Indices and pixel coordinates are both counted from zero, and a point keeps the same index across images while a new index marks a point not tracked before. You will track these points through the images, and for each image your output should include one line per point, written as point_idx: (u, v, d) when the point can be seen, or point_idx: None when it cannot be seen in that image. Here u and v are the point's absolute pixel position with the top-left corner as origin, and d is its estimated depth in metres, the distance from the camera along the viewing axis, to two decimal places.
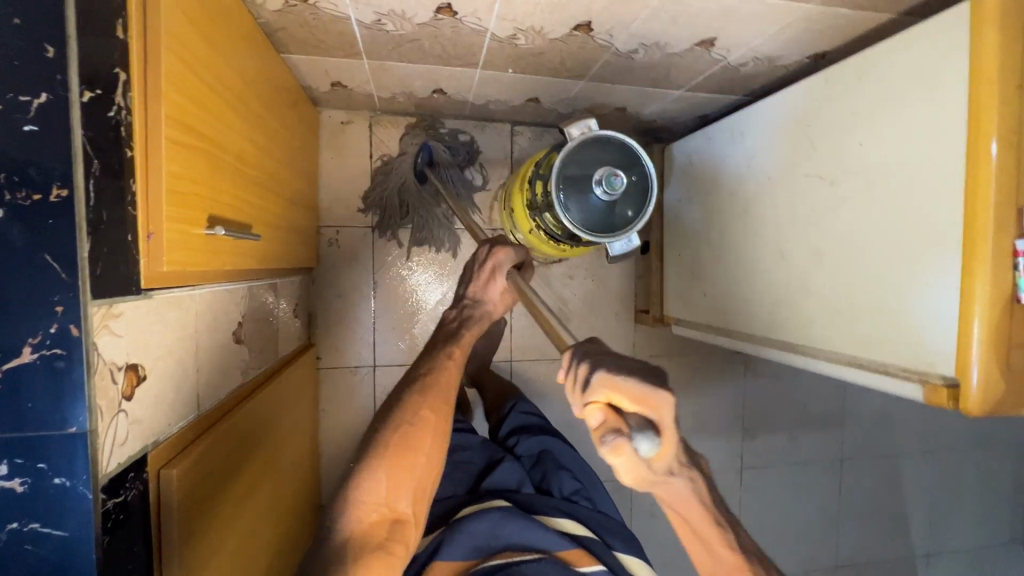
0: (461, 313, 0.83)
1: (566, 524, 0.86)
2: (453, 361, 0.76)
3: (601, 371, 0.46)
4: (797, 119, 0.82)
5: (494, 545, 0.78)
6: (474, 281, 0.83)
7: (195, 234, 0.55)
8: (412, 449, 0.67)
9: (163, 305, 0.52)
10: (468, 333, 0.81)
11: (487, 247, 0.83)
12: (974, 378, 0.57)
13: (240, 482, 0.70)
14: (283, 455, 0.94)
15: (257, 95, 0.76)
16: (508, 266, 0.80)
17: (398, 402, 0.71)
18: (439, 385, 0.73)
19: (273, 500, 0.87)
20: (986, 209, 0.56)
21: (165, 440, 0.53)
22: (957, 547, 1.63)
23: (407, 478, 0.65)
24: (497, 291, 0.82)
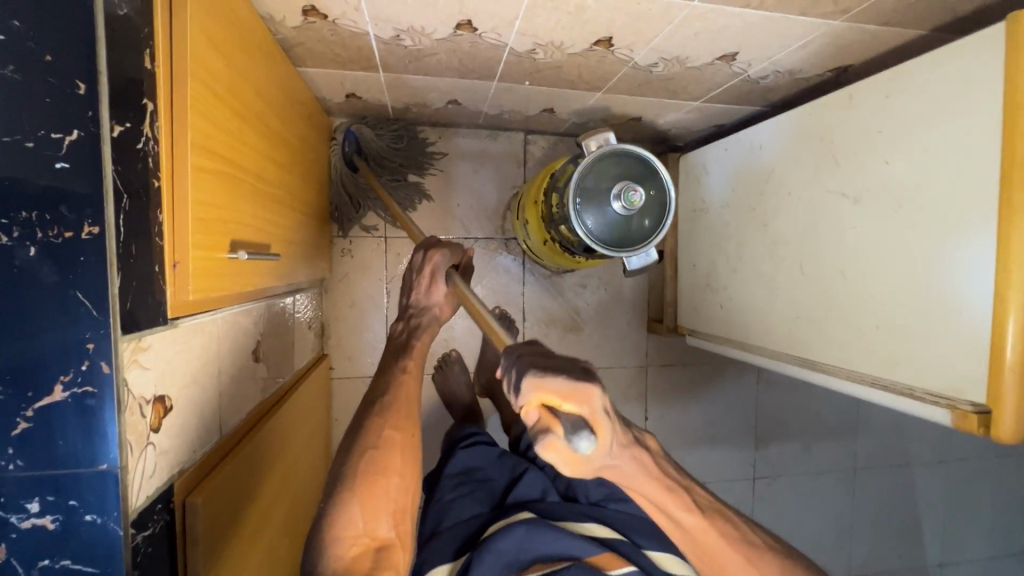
0: (409, 324, 0.79)
1: (594, 528, 0.86)
2: (408, 373, 0.73)
3: (531, 372, 0.42)
4: (820, 135, 0.81)
5: (524, 558, 0.77)
6: (417, 290, 0.80)
7: (218, 259, 0.55)
8: (381, 473, 0.63)
9: (188, 332, 0.52)
10: (421, 342, 0.78)
11: (421, 252, 0.82)
12: (1007, 406, 0.56)
13: (259, 506, 0.70)
14: (298, 473, 0.93)
15: (275, 114, 0.75)
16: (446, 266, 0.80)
17: (358, 429, 0.66)
18: (398, 402, 0.69)
19: (291, 519, 0.87)
20: (1021, 235, 0.55)
21: (189, 467, 0.52)
22: (971, 557, 1.62)
23: (380, 501, 0.62)
24: (442, 294, 0.80)
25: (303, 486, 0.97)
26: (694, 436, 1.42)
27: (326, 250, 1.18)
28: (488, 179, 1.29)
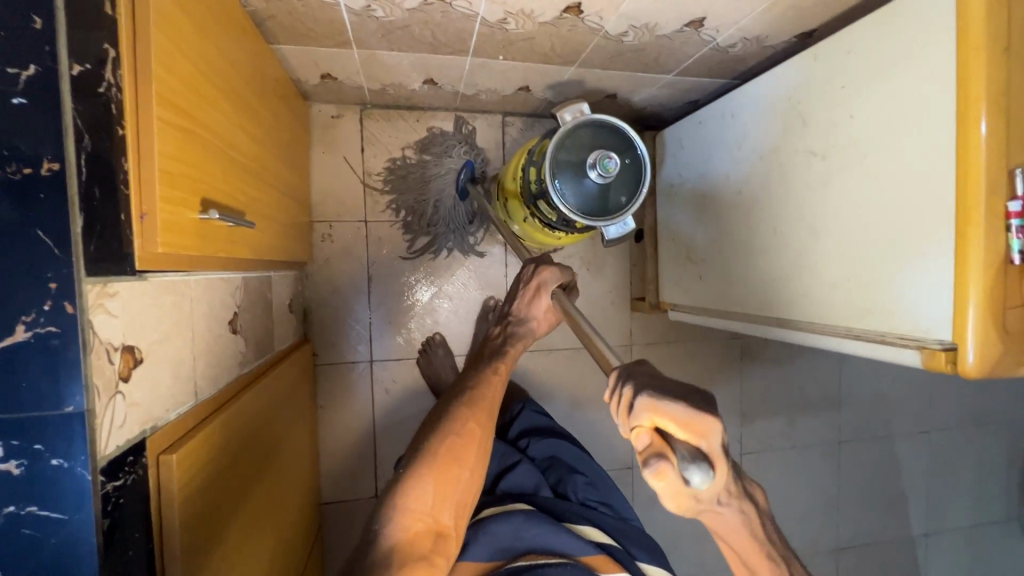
0: (506, 330, 0.93)
1: (588, 529, 0.93)
2: (496, 375, 0.86)
3: (646, 395, 0.50)
4: (787, 98, 0.82)
5: (517, 546, 0.85)
6: (520, 300, 0.93)
7: (188, 217, 0.54)
8: (459, 461, 0.73)
9: (160, 289, 0.52)
10: (513, 348, 0.92)
11: (532, 266, 0.93)
12: (971, 343, 0.57)
13: (236, 482, 0.67)
14: (280, 457, 0.91)
15: (245, 84, 0.75)
16: (554, 282, 0.90)
17: (448, 410, 0.78)
18: (484, 399, 0.82)
19: (271, 504, 0.84)
20: (977, 172, 0.56)
21: (163, 426, 0.52)
22: (954, 526, 1.65)
23: (451, 488, 0.71)
24: (541, 308, 0.91)
25: (284, 470, 0.95)
26: None
27: (306, 234, 1.17)
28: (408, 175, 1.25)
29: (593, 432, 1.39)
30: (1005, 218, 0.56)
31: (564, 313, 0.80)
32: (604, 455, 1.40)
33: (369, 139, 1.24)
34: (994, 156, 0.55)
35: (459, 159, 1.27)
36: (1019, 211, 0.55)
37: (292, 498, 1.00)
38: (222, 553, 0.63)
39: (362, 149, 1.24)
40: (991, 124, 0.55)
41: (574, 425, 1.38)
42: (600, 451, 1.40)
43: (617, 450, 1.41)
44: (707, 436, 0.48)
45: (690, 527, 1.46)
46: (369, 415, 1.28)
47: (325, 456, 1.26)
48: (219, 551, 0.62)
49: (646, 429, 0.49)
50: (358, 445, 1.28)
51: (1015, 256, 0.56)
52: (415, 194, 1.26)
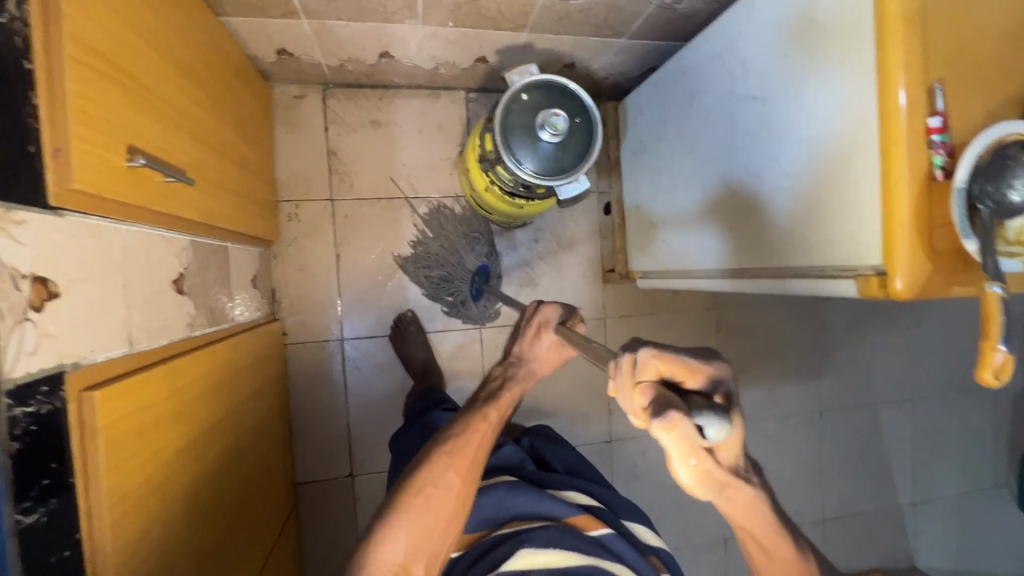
0: (506, 372, 0.80)
1: (574, 494, 0.93)
2: (487, 423, 0.76)
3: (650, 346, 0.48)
4: (729, 46, 0.83)
5: (502, 515, 0.84)
6: (520, 339, 0.80)
7: (112, 161, 0.55)
8: (435, 513, 0.70)
9: (80, 230, 0.52)
10: (509, 394, 0.79)
11: (535, 303, 0.81)
12: (900, 265, 0.57)
13: (176, 439, 0.66)
14: (241, 435, 0.90)
15: (187, 47, 0.75)
16: (557, 321, 0.77)
17: (426, 459, 0.72)
18: (468, 448, 0.74)
19: (223, 505, 0.79)
20: (897, 90, 0.56)
21: (88, 365, 0.52)
22: (943, 494, 1.64)
23: (426, 540, 0.69)
24: (543, 350, 0.79)
25: (252, 444, 0.95)
26: None
27: (271, 213, 1.18)
28: (375, 149, 1.27)
29: (570, 407, 1.39)
30: (927, 135, 0.56)
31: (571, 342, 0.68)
32: (582, 429, 1.40)
33: (332, 118, 1.25)
34: (913, 73, 0.55)
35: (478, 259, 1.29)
36: (939, 127, 0.55)
37: (259, 482, 0.97)
38: (169, 506, 0.63)
39: (326, 128, 1.25)
40: (909, 41, 0.55)
41: (551, 399, 1.37)
42: (578, 424, 1.39)
43: (594, 424, 1.40)
44: None
45: (672, 499, 1.45)
46: (341, 394, 1.28)
47: (299, 435, 1.26)
48: (156, 503, 0.60)
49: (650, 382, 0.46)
50: (333, 424, 1.28)
51: (938, 173, 0.56)
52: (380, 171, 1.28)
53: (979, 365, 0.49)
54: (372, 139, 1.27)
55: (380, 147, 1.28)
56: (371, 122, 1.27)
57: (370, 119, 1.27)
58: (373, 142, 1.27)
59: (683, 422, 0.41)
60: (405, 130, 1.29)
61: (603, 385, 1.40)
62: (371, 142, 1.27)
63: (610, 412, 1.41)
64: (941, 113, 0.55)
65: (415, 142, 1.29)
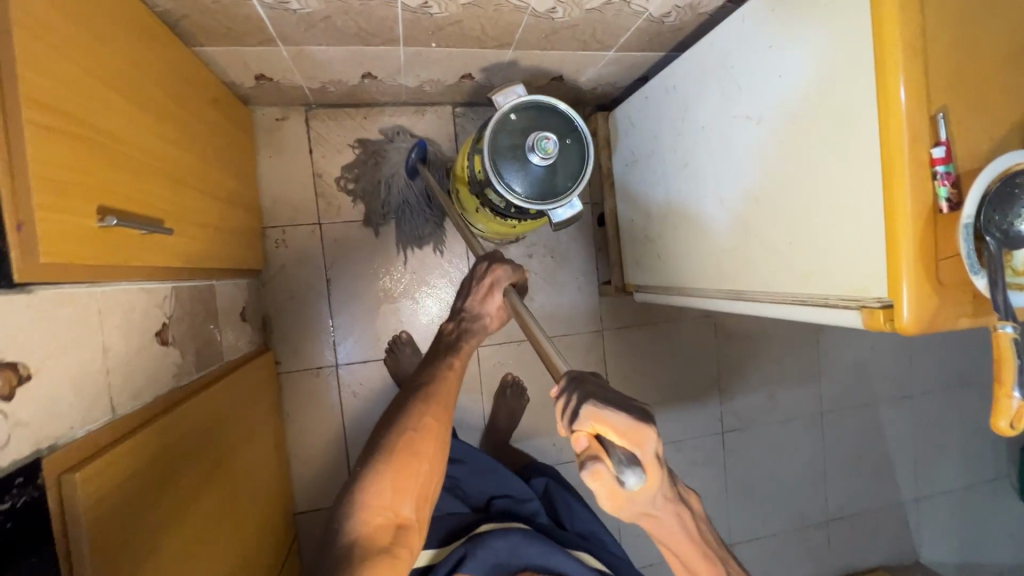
0: (461, 326, 0.84)
1: (584, 554, 0.98)
2: (453, 371, 0.78)
3: (588, 402, 0.50)
4: (721, 63, 0.81)
5: (515, 564, 0.89)
6: (473, 296, 0.84)
7: (84, 226, 0.52)
8: (418, 455, 0.69)
9: (50, 304, 0.49)
10: (467, 345, 0.83)
11: (486, 263, 0.86)
12: (906, 300, 0.55)
13: (166, 495, 0.64)
14: (234, 481, 0.87)
15: (158, 86, 0.72)
16: (506, 281, 0.83)
17: (401, 409, 0.72)
18: (441, 395, 0.75)
19: (210, 482, 0.77)
20: (898, 121, 0.54)
21: (66, 444, 0.50)
22: (945, 488, 1.64)
23: (410, 484, 0.68)
24: (495, 305, 0.84)
25: (246, 482, 0.93)
26: (658, 397, 1.42)
27: (257, 241, 1.15)
28: (362, 168, 1.24)
29: None
30: (931, 166, 0.54)
31: (517, 314, 0.75)
32: None
33: (316, 139, 1.22)
34: (915, 102, 0.53)
35: (409, 142, 1.24)
36: (943, 158, 0.54)
37: (252, 523, 0.94)
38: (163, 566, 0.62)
39: (310, 150, 1.22)
40: (909, 69, 0.53)
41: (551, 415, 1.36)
42: None
43: None
44: (643, 445, 0.49)
45: None
46: (338, 420, 1.26)
47: (297, 464, 1.24)
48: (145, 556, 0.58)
49: (585, 435, 0.50)
50: (331, 451, 1.26)
51: (943, 205, 0.54)
52: (375, 178, 1.24)
53: (994, 413, 0.50)
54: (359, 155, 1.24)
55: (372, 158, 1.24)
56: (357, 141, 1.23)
57: (358, 139, 1.23)
58: (360, 159, 1.24)
59: (604, 475, 0.48)
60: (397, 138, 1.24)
61: None
62: (356, 159, 1.24)
63: None
64: (945, 143, 0.54)
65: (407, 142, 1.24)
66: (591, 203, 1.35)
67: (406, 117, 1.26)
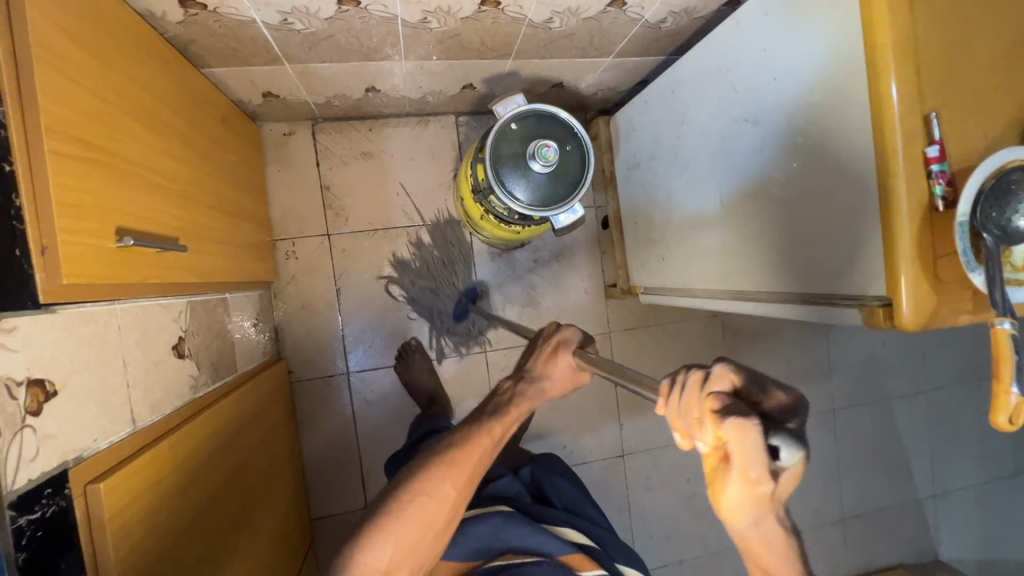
0: (517, 388, 0.74)
1: (568, 531, 0.94)
2: (494, 438, 0.72)
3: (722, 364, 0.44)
4: (718, 67, 0.82)
5: (496, 546, 0.86)
6: (537, 359, 0.73)
7: (103, 246, 0.55)
8: (425, 522, 0.67)
9: (72, 321, 0.52)
10: (518, 410, 0.73)
11: (554, 324, 0.76)
12: (905, 298, 0.56)
13: (178, 522, 0.63)
14: (250, 498, 0.88)
15: (171, 109, 0.75)
16: (575, 344, 0.72)
17: (422, 468, 0.69)
18: (469, 464, 0.69)
19: (229, 501, 0.79)
20: (892, 124, 0.54)
21: (92, 455, 0.52)
22: (963, 484, 1.62)
23: (411, 550, 0.66)
24: (559, 372, 0.71)
25: (263, 490, 0.95)
26: None
27: (268, 253, 1.18)
28: (370, 180, 1.27)
29: (580, 424, 1.38)
30: (925, 165, 0.55)
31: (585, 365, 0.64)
32: (594, 445, 1.39)
33: (323, 152, 1.25)
34: (908, 104, 0.54)
35: (415, 156, 1.29)
36: (938, 157, 0.54)
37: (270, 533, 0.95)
38: None
39: (317, 163, 1.25)
40: (901, 71, 0.54)
41: (559, 418, 1.37)
42: (588, 440, 1.39)
43: (606, 442, 1.40)
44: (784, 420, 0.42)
45: (688, 509, 1.44)
46: (350, 427, 1.28)
47: (311, 471, 1.27)
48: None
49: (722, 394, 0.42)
50: (344, 458, 1.28)
51: (939, 203, 0.55)
52: (380, 196, 1.27)
53: (992, 408, 0.49)
54: (366, 170, 1.27)
55: (378, 176, 1.27)
56: (362, 153, 1.26)
57: (363, 151, 1.26)
58: (365, 176, 1.27)
59: (754, 430, 0.37)
60: (400, 155, 1.28)
61: (611, 400, 1.40)
62: (361, 173, 1.26)
63: (621, 426, 1.40)
64: (938, 142, 0.54)
65: (411, 161, 1.28)
66: (594, 206, 1.36)
67: (411, 130, 1.28)
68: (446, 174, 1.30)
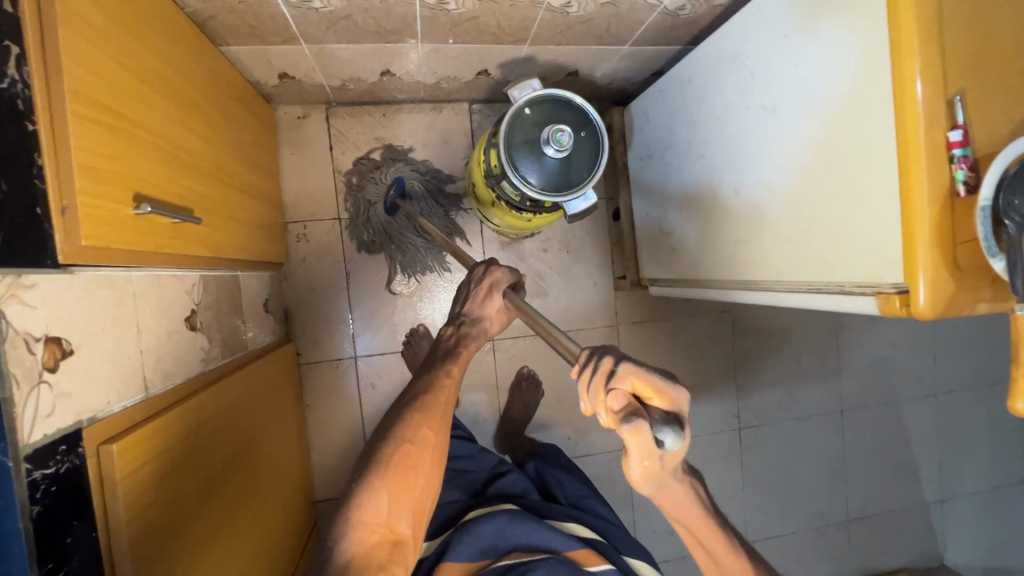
0: (460, 330, 0.82)
1: (572, 526, 0.98)
2: (451, 378, 0.76)
3: (628, 361, 0.52)
4: (736, 52, 0.81)
5: (502, 545, 0.89)
6: (473, 299, 0.84)
7: (121, 212, 0.55)
8: (414, 469, 0.67)
9: (89, 284, 0.52)
10: (467, 350, 0.81)
11: (483, 266, 0.86)
12: (923, 285, 0.55)
13: (185, 456, 0.64)
14: (256, 453, 0.90)
15: (189, 84, 0.75)
16: (506, 283, 0.84)
17: (397, 419, 0.70)
18: (438, 404, 0.72)
19: (236, 475, 0.80)
20: (915, 107, 0.53)
21: (105, 417, 0.53)
22: (971, 490, 1.60)
23: (407, 497, 0.66)
24: (495, 308, 0.84)
25: (269, 467, 0.96)
26: None
27: (279, 235, 1.18)
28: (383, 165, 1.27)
29: (585, 416, 1.38)
30: (948, 149, 0.54)
31: (520, 311, 0.75)
32: (599, 438, 1.39)
33: (336, 136, 1.25)
34: (932, 86, 0.53)
35: (428, 142, 1.29)
36: (961, 141, 0.53)
37: (273, 493, 0.96)
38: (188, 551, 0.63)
39: (331, 147, 1.25)
40: (925, 53, 0.53)
41: (565, 409, 1.37)
42: (594, 433, 1.38)
43: (611, 433, 1.39)
44: (675, 403, 0.51)
45: None
46: (356, 411, 1.29)
47: (317, 453, 1.27)
48: (164, 540, 0.58)
49: (623, 392, 0.50)
50: (349, 441, 1.29)
51: (960, 188, 0.54)
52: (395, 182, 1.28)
53: (1013, 395, 0.49)
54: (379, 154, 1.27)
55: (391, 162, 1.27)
56: (376, 138, 1.26)
57: (377, 136, 1.26)
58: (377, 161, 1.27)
59: (646, 430, 0.46)
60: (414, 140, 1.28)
61: None
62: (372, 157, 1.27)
63: None
64: (962, 126, 0.53)
65: (424, 148, 1.29)
66: (606, 198, 1.36)
67: (425, 116, 1.29)
68: (458, 161, 1.30)
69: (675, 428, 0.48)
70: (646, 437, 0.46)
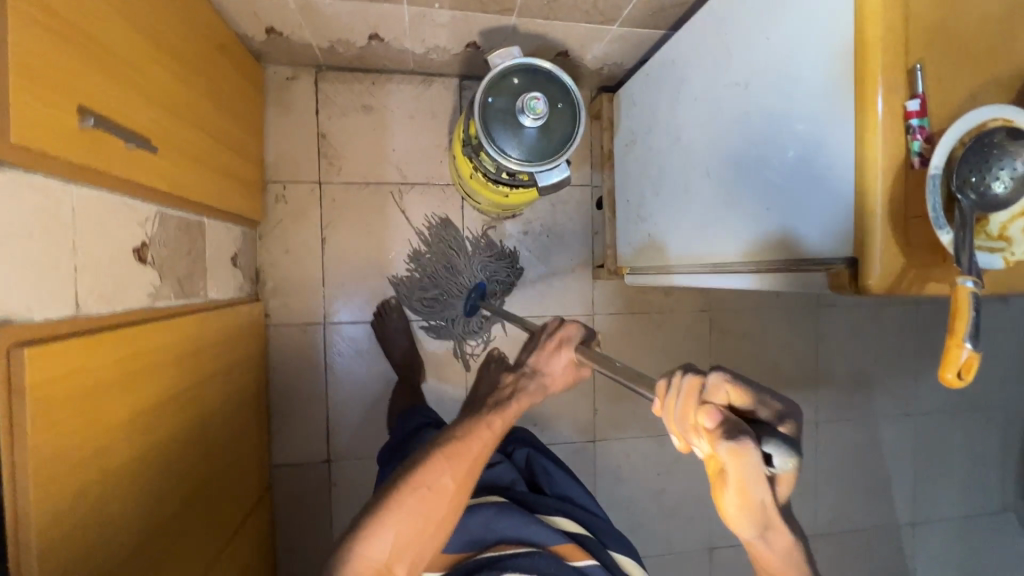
0: (517, 382, 0.72)
1: (561, 522, 0.92)
2: (490, 431, 0.68)
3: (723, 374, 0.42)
4: (715, 29, 0.80)
5: (488, 537, 0.83)
6: (538, 351, 0.72)
7: (63, 121, 0.55)
8: (427, 515, 0.64)
9: (20, 186, 0.51)
10: (519, 405, 0.71)
11: (556, 319, 0.75)
12: (875, 258, 0.54)
13: (114, 416, 0.63)
14: (206, 422, 0.89)
15: (162, 17, 0.75)
16: (577, 340, 0.71)
17: (421, 460, 0.66)
18: (467, 454, 0.67)
19: (177, 421, 0.78)
20: (875, 73, 0.52)
21: (22, 324, 0.52)
22: (945, 515, 1.56)
23: (413, 540, 0.64)
24: (561, 366, 0.71)
25: (218, 420, 0.94)
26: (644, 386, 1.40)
27: (257, 192, 1.18)
28: (369, 132, 1.27)
29: (553, 403, 1.36)
30: (905, 120, 0.53)
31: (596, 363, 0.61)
32: (565, 427, 1.37)
33: (324, 101, 1.25)
34: (892, 54, 0.52)
35: (415, 114, 1.28)
36: (918, 111, 0.52)
37: (223, 460, 0.96)
38: (110, 487, 0.62)
39: (317, 111, 1.25)
40: (887, 19, 0.52)
41: None
42: (560, 421, 1.36)
43: (578, 423, 1.37)
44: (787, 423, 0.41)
45: (655, 504, 1.41)
46: (321, 378, 1.27)
47: (277, 417, 1.26)
48: (82, 512, 0.57)
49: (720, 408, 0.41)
50: (311, 408, 1.27)
51: (915, 160, 0.53)
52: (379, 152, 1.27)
53: (941, 363, 0.45)
54: (365, 122, 1.27)
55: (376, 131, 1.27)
56: (363, 105, 1.26)
57: (364, 103, 1.26)
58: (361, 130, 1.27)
59: (751, 450, 0.37)
60: (401, 111, 1.28)
61: (588, 383, 1.37)
62: (358, 125, 1.26)
63: (595, 411, 1.38)
64: (920, 96, 0.52)
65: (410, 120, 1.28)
66: (591, 185, 1.35)
67: (414, 87, 1.28)
68: (444, 135, 1.30)
69: (783, 445, 0.38)
70: (753, 458, 0.37)
